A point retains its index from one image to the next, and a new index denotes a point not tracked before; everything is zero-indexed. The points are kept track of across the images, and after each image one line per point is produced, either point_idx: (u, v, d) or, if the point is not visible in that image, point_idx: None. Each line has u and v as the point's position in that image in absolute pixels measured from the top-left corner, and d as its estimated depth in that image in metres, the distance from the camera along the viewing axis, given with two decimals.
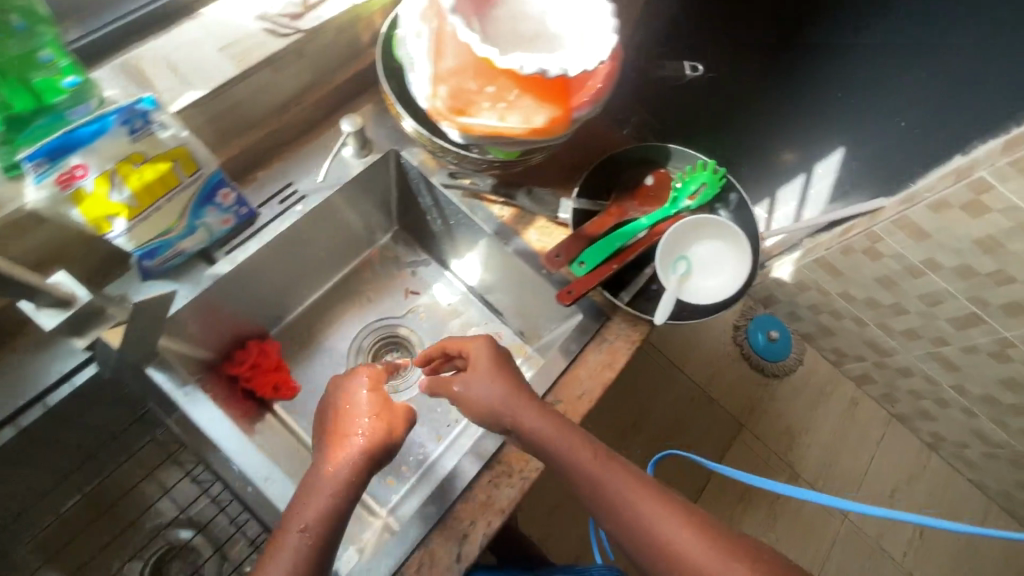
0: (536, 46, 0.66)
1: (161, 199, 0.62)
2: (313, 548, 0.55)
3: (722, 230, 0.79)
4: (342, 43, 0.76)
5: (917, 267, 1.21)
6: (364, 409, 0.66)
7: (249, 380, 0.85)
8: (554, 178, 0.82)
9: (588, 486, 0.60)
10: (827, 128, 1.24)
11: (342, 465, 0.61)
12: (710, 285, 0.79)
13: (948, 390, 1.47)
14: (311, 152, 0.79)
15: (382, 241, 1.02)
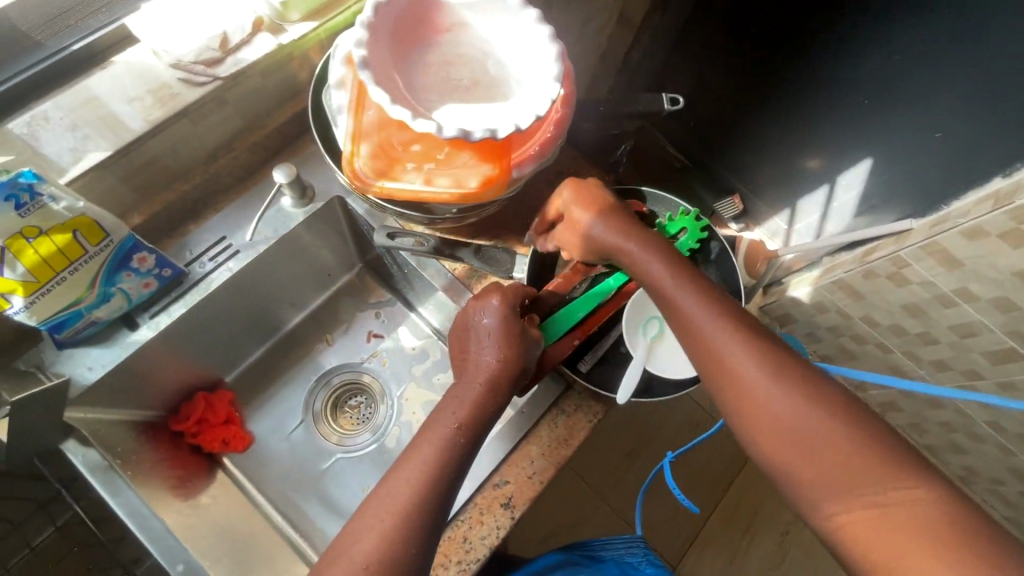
0: (477, 91, 0.58)
1: (61, 273, 0.57)
2: (385, 538, 0.50)
3: None
4: (273, 85, 0.69)
5: (948, 297, 0.89)
6: (491, 337, 0.60)
7: (196, 437, 0.82)
8: (512, 232, 0.75)
9: (729, 384, 0.52)
10: (843, 134, 1.03)
11: (466, 402, 0.57)
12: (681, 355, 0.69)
13: (982, 426, 1.15)
14: (247, 201, 0.73)
15: (343, 280, 0.96)
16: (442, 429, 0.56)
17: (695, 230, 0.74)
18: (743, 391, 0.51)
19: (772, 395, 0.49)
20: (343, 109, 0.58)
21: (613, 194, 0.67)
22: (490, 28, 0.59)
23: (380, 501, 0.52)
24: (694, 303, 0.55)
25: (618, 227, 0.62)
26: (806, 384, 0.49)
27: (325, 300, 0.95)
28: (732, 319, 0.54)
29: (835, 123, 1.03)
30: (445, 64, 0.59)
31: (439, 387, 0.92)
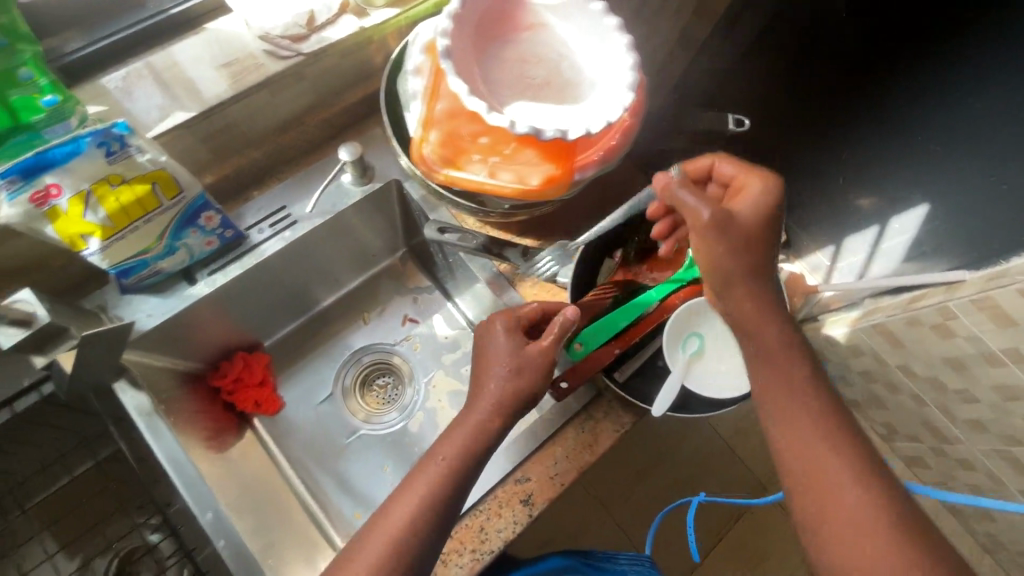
0: (547, 93, 0.59)
1: (137, 222, 0.61)
2: (400, 549, 0.52)
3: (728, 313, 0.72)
4: (349, 65, 0.71)
5: (994, 354, 0.84)
6: (497, 349, 0.59)
7: (231, 395, 0.85)
8: (559, 236, 0.76)
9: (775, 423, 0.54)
10: (904, 176, 1.00)
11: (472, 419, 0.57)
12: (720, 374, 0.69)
13: None
14: (309, 175, 0.75)
15: (385, 263, 0.98)
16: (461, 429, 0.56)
17: None
18: (792, 433, 0.53)
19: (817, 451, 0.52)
20: (418, 96, 0.60)
21: (780, 200, 0.57)
22: (566, 33, 0.60)
23: (397, 505, 0.54)
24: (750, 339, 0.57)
25: (761, 258, 0.56)
26: (849, 440, 0.52)
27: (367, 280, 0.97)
28: (812, 381, 0.54)
29: (905, 163, 0.99)
30: (520, 63, 0.60)
31: (466, 378, 0.94)
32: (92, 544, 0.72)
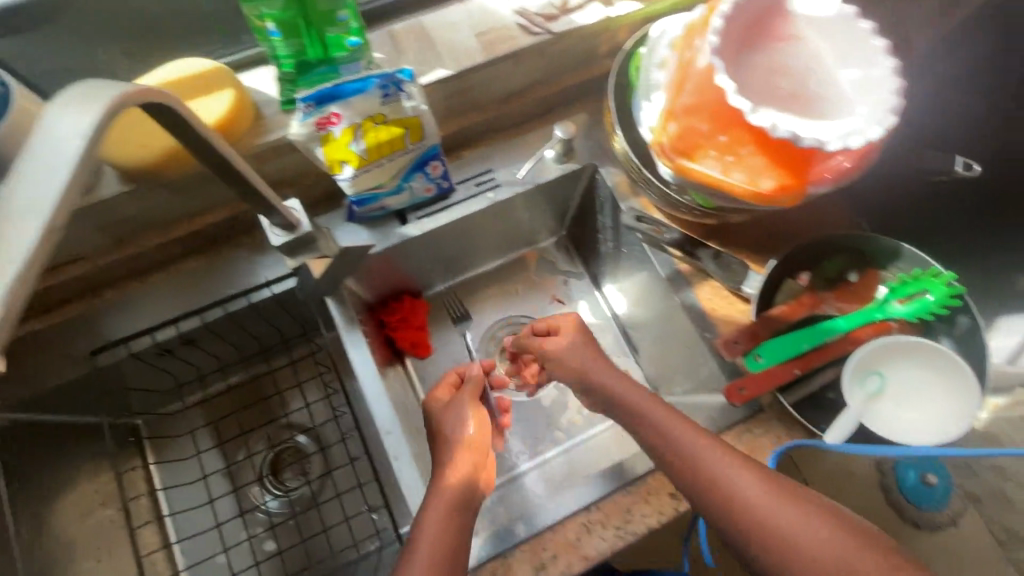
0: (793, 102, 0.60)
1: (385, 158, 0.68)
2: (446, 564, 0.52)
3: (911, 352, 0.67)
4: (581, 50, 0.75)
5: None
6: (462, 429, 0.64)
7: (394, 330, 0.92)
8: (748, 248, 0.76)
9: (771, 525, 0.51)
10: None
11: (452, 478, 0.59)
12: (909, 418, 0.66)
13: None
14: (516, 146, 0.81)
15: (543, 243, 1.01)
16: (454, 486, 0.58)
17: (944, 296, 0.68)
18: (760, 514, 0.52)
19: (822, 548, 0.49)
20: (662, 86, 0.63)
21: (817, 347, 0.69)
22: (823, 46, 0.60)
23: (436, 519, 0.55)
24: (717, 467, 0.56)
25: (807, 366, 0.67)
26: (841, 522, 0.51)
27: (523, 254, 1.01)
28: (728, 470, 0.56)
29: None
30: (773, 70, 0.61)
31: None
32: (285, 415, 0.81)
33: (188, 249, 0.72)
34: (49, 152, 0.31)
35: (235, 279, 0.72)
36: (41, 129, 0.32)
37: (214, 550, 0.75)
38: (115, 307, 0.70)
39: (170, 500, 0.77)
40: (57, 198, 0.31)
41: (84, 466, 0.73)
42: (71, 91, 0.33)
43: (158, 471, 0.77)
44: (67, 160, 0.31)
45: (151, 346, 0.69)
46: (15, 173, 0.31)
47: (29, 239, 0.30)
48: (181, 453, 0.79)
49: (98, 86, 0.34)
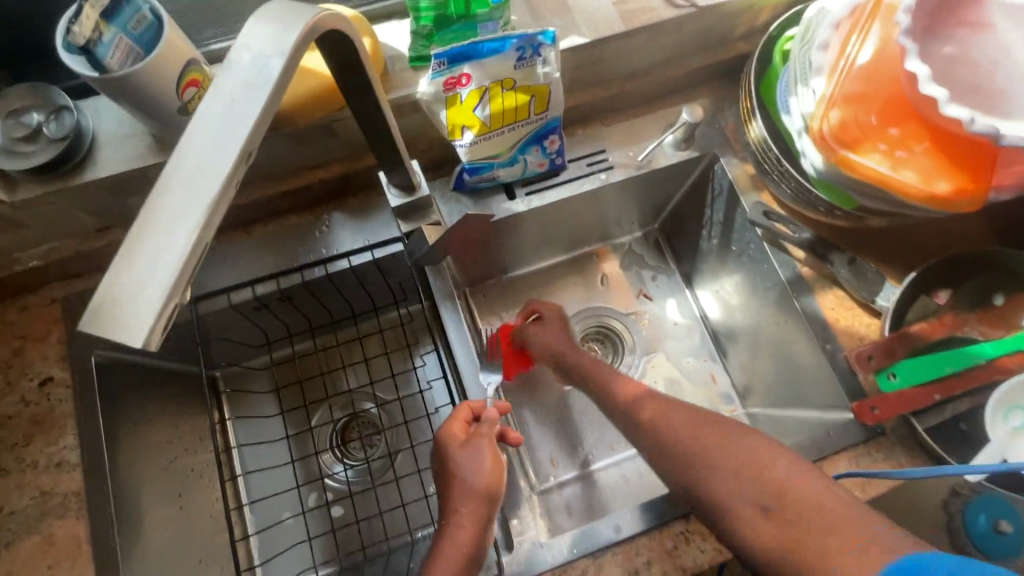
0: (979, 97, 0.53)
1: (506, 127, 0.65)
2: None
3: None
4: (718, 30, 0.70)
5: None
6: (477, 475, 0.57)
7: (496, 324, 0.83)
8: (885, 254, 0.69)
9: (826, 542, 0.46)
10: None
11: (456, 544, 0.54)
12: None
13: None
14: (632, 127, 0.76)
15: (635, 235, 0.96)
16: (457, 549, 0.54)
17: None
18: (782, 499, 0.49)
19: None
20: (824, 71, 0.58)
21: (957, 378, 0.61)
22: (1014, 41, 0.54)
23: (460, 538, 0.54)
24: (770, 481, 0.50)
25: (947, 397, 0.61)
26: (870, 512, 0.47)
27: (613, 245, 0.96)
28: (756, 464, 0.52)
29: None
30: (954, 62, 0.55)
31: (685, 370, 0.90)
32: (358, 384, 0.80)
33: (294, 203, 0.71)
34: (250, 66, 0.29)
35: (338, 238, 0.70)
36: (241, 42, 0.29)
37: (287, 511, 0.74)
38: (218, 254, 0.69)
39: (243, 456, 0.76)
40: (260, 114, 0.28)
41: (166, 412, 0.72)
42: (271, 3, 0.31)
43: (236, 428, 0.77)
44: (269, 76, 0.29)
45: (249, 299, 0.68)
46: (214, 84, 0.29)
47: (229, 153, 0.27)
48: (256, 412, 0.78)
49: (295, 6, 0.31)
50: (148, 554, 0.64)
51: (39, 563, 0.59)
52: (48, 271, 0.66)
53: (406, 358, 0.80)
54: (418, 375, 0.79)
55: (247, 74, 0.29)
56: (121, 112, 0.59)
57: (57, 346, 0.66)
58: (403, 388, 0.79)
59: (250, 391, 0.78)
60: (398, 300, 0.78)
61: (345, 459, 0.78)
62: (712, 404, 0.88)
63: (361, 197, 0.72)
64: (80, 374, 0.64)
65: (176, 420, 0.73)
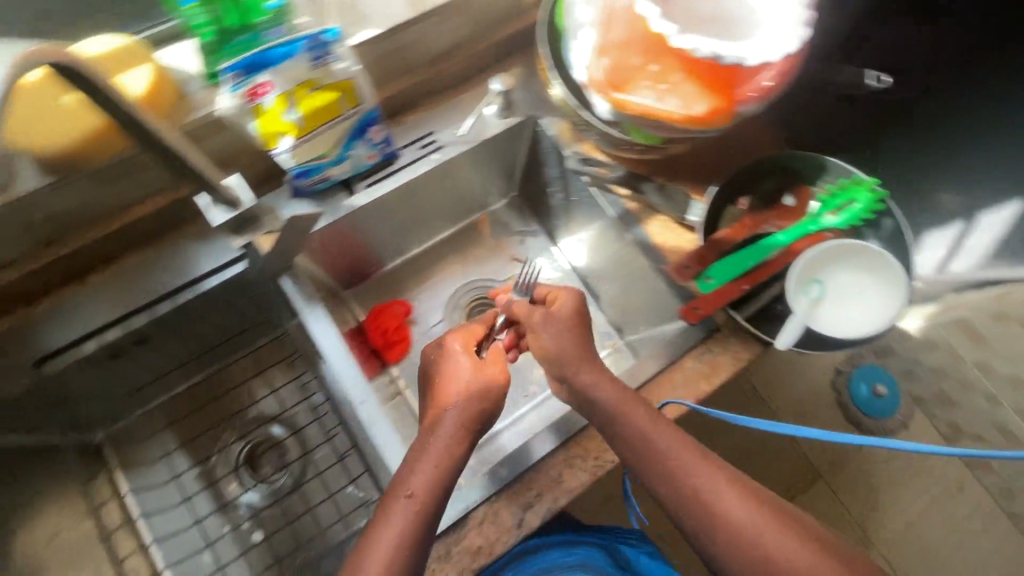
0: (713, 29, 0.62)
1: (325, 125, 0.67)
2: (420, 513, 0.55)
3: (826, 252, 0.72)
4: (509, 2, 0.75)
5: None
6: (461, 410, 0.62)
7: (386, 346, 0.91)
8: (689, 177, 0.79)
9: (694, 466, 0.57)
10: None
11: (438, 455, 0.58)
12: (856, 303, 0.71)
13: None
14: (456, 105, 0.80)
15: (500, 204, 1.02)
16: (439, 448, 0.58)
17: (869, 201, 0.74)
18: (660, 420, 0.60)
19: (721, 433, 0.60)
20: (590, 24, 0.64)
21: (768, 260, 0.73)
22: None
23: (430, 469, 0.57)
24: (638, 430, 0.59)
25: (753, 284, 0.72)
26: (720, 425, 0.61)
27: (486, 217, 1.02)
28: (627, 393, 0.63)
29: None
30: None
31: None
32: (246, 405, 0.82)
33: (126, 244, 0.69)
34: None
35: (179, 269, 0.69)
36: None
37: (198, 543, 0.74)
38: (53, 313, 0.67)
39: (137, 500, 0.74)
40: None
41: (39, 480, 0.69)
42: None
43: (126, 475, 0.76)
44: None
45: (99, 349, 0.66)
46: None
47: None
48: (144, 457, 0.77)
49: None
50: None
51: None
52: None
53: (290, 368, 0.82)
54: (305, 383, 0.81)
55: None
56: None
57: None
58: (304, 398, 0.82)
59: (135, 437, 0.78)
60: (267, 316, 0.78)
61: (253, 482, 0.79)
62: (593, 342, 0.95)
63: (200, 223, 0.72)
64: None
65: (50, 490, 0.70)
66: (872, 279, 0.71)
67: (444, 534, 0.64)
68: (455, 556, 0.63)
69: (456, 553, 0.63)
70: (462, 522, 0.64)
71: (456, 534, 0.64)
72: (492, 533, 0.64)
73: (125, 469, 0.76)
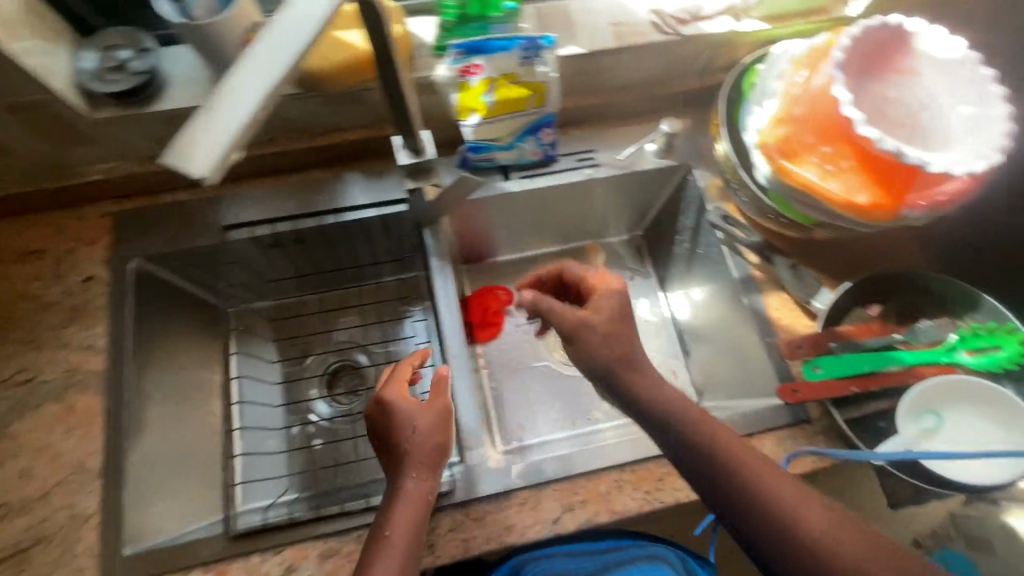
0: (901, 132, 0.62)
1: (508, 115, 0.76)
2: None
3: (946, 388, 0.69)
4: (701, 59, 0.82)
5: None
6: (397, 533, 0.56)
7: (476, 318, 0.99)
8: (826, 268, 0.79)
9: (827, 524, 0.49)
10: None
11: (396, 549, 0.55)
12: (975, 436, 0.68)
13: None
14: (623, 133, 0.87)
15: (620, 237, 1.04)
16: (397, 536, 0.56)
17: (1016, 352, 0.70)
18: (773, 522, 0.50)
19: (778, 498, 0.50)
20: (776, 95, 0.68)
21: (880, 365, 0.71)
22: (934, 89, 0.63)
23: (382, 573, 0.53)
24: (769, 483, 0.51)
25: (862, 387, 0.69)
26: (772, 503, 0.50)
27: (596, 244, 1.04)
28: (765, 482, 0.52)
29: None
30: (888, 101, 0.63)
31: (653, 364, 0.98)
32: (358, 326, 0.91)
33: (323, 160, 0.81)
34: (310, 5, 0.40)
35: (355, 192, 0.80)
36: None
37: (270, 425, 0.83)
38: (248, 194, 0.80)
39: (236, 361, 0.86)
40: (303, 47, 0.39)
41: (178, 320, 0.81)
42: None
43: (236, 343, 0.88)
44: (318, 16, 0.40)
45: (267, 234, 0.79)
46: (282, 15, 0.40)
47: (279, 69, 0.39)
48: (255, 337, 0.89)
49: None
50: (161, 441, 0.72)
51: (58, 427, 0.68)
52: (104, 184, 0.75)
53: (395, 309, 0.91)
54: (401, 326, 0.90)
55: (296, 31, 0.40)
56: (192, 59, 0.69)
57: (103, 253, 0.76)
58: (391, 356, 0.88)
59: (255, 319, 0.90)
60: (397, 259, 0.89)
61: (329, 396, 0.87)
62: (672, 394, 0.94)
63: (376, 163, 0.83)
64: (124, 277, 0.75)
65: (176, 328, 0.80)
66: (984, 413, 0.69)
67: (485, 499, 0.68)
68: (489, 523, 0.67)
69: (490, 521, 0.67)
70: (508, 495, 0.68)
71: (497, 504, 0.68)
72: (528, 518, 0.67)
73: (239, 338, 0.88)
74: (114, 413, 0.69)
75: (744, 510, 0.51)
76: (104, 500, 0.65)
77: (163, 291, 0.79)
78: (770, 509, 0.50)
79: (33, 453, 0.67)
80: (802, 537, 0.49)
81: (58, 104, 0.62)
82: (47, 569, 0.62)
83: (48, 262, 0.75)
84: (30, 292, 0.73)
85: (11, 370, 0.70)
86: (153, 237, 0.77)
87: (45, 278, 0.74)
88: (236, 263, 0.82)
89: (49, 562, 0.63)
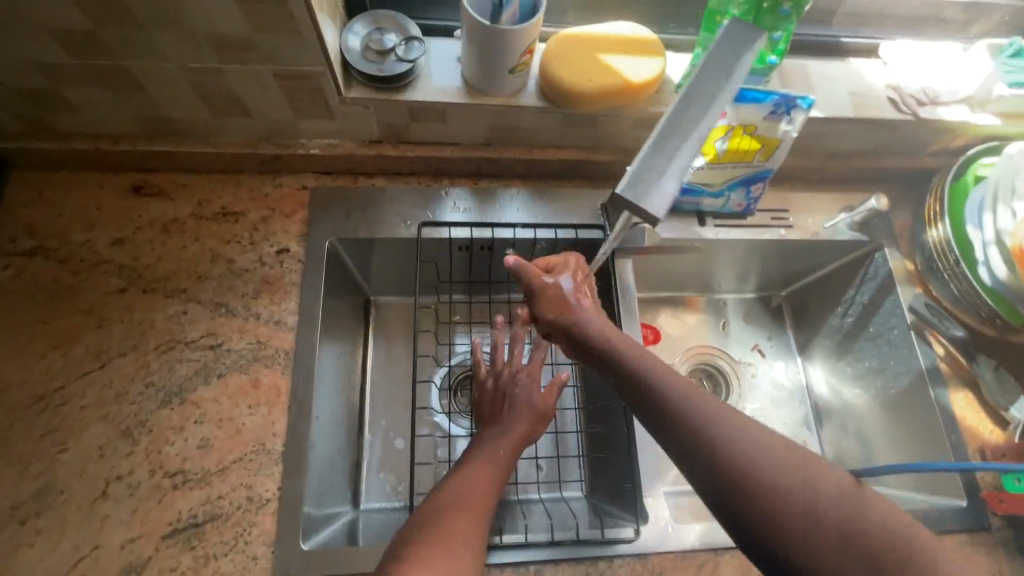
0: None
1: (729, 163, 0.73)
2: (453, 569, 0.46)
3: None
4: (919, 141, 0.80)
5: None
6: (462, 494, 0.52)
7: None
8: (1016, 374, 0.78)
9: (804, 472, 0.43)
10: None
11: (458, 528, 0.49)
12: None
13: None
14: (817, 199, 0.85)
15: (735, 294, 0.97)
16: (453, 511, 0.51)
17: None
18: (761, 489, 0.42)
19: (741, 446, 0.44)
20: None
21: None
22: None
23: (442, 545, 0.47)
24: (740, 429, 0.45)
25: None
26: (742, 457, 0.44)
27: (702, 297, 0.96)
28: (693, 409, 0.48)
29: None
30: None
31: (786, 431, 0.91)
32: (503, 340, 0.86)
33: (525, 173, 0.79)
34: (725, 65, 0.54)
35: (555, 212, 0.78)
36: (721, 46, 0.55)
37: (403, 427, 0.79)
38: (446, 193, 0.78)
39: (378, 356, 0.83)
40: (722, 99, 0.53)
41: (339, 304, 0.77)
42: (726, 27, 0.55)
43: (378, 337, 0.84)
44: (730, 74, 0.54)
45: (459, 238, 0.75)
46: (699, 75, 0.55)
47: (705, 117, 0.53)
48: (397, 335, 0.85)
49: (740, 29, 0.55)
50: (326, 430, 0.70)
51: (241, 400, 0.65)
52: (315, 159, 0.74)
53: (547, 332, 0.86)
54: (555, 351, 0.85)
55: (721, 80, 0.54)
56: (446, 59, 0.69)
57: (297, 227, 0.74)
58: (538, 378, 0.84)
59: (398, 316, 0.86)
60: None
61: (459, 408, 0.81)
62: None
63: (577, 186, 0.80)
64: (317, 254, 0.72)
65: (338, 314, 0.76)
66: None
67: (663, 554, 0.65)
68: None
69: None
70: (687, 553, 0.65)
71: (676, 561, 0.65)
72: None
73: (382, 333, 0.85)
74: (299, 397, 0.66)
75: (703, 458, 0.45)
76: (283, 487, 0.62)
77: (335, 271, 0.75)
78: (759, 484, 0.42)
79: (215, 424, 0.64)
80: (791, 512, 0.41)
81: (324, 79, 0.61)
82: (220, 550, 0.59)
83: (244, 226, 0.73)
84: (223, 253, 0.71)
85: (198, 332, 0.67)
86: (347, 219, 0.75)
87: (239, 241, 0.72)
88: (406, 256, 0.78)
89: (222, 544, 0.60)
